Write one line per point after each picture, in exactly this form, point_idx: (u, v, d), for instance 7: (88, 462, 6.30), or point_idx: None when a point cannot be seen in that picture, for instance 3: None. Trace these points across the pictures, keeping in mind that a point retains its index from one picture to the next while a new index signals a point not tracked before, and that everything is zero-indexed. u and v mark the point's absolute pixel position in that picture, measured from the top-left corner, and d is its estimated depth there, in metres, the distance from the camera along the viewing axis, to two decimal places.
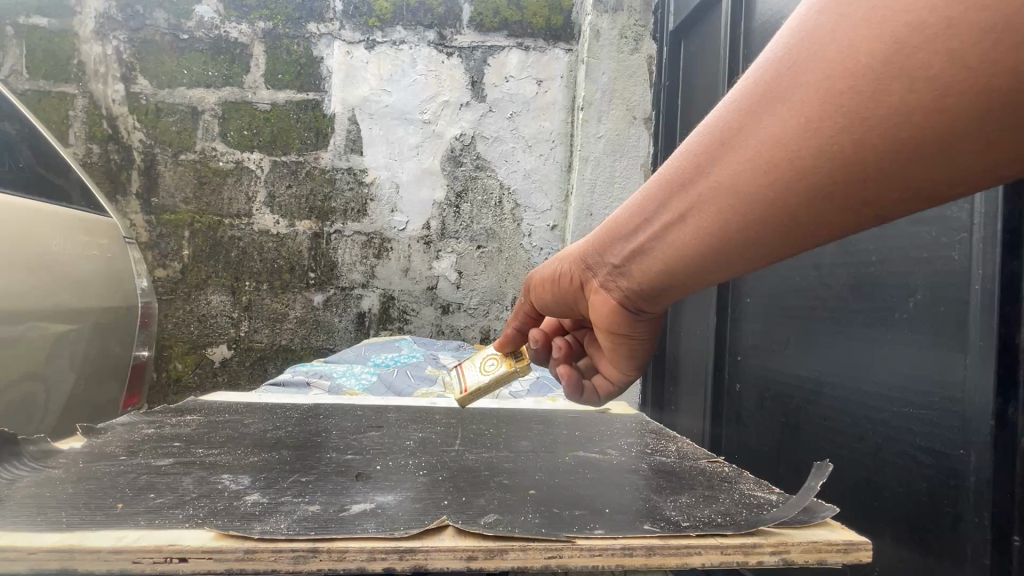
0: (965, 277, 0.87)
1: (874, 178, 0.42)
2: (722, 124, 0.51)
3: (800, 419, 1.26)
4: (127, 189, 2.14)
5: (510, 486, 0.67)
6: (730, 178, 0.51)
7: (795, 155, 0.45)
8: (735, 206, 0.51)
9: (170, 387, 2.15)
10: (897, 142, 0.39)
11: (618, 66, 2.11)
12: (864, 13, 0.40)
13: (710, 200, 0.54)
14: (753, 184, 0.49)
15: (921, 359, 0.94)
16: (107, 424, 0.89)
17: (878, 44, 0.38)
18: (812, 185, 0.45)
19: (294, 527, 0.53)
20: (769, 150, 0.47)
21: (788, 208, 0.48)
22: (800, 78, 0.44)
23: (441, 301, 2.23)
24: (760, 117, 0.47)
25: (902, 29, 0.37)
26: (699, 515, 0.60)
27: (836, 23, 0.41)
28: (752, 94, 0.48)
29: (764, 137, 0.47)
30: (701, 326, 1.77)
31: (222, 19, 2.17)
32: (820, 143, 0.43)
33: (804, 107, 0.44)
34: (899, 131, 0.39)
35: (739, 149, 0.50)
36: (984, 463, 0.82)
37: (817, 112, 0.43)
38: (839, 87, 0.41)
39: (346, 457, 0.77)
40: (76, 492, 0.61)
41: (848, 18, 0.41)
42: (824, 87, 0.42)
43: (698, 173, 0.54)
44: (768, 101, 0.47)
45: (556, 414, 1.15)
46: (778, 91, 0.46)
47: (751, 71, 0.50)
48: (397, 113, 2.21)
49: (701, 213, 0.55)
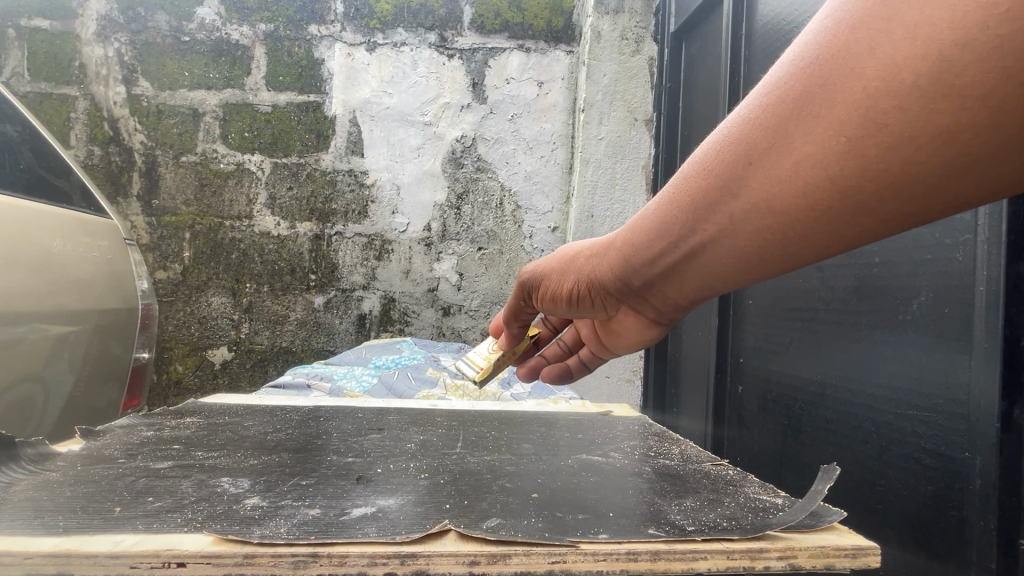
0: (969, 279, 0.86)
1: (910, 190, 0.42)
2: (744, 139, 0.50)
3: (804, 421, 1.25)
4: (127, 191, 2.14)
5: (513, 490, 0.67)
6: (760, 191, 0.50)
7: (833, 171, 0.44)
8: (765, 218, 0.51)
9: (170, 389, 2.15)
10: (940, 155, 0.40)
11: (619, 67, 2.10)
12: (905, 26, 0.38)
13: (737, 214, 0.53)
14: (786, 200, 0.48)
15: (925, 361, 0.93)
16: (106, 427, 0.89)
17: (922, 63, 0.37)
18: (850, 199, 0.45)
19: (295, 531, 0.53)
20: (803, 167, 0.46)
21: (824, 220, 0.48)
22: (833, 94, 0.43)
23: (442, 303, 2.22)
24: (790, 133, 0.46)
25: (948, 47, 0.36)
26: (704, 519, 0.59)
27: (871, 37, 0.40)
28: (778, 108, 0.47)
29: (796, 154, 0.46)
30: (702, 328, 1.77)
31: (223, 21, 2.17)
32: (859, 159, 0.43)
33: (840, 124, 0.43)
34: (942, 144, 0.39)
35: (769, 166, 0.48)
36: (989, 466, 0.81)
37: (856, 128, 0.42)
38: (881, 105, 0.40)
39: (347, 460, 0.76)
40: (74, 496, 0.61)
41: (885, 32, 0.39)
42: (862, 104, 0.41)
43: (723, 189, 0.53)
44: (797, 116, 0.45)
45: (558, 416, 1.15)
46: (807, 106, 0.45)
47: (770, 82, 0.48)
48: (397, 115, 2.20)
49: (727, 225, 0.55)
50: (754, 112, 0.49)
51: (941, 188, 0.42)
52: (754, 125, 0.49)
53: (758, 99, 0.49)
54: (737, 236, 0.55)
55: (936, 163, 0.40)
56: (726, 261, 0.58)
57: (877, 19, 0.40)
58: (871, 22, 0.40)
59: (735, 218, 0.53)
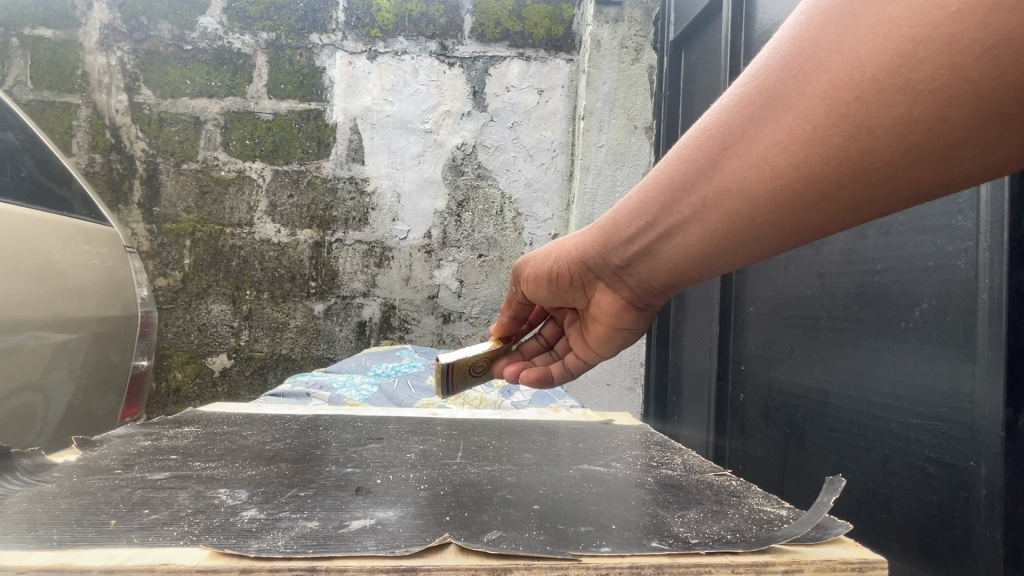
0: (972, 286, 0.86)
1: (875, 184, 0.42)
2: (719, 129, 0.50)
3: (806, 429, 1.24)
4: (129, 199, 2.14)
5: (514, 502, 0.66)
6: (730, 180, 0.50)
7: (798, 160, 0.44)
8: (734, 209, 0.51)
9: (169, 397, 2.14)
10: (899, 148, 0.39)
11: (619, 76, 2.11)
12: (870, 23, 0.38)
13: (711, 202, 0.53)
14: (754, 188, 0.48)
15: (929, 370, 0.93)
16: (103, 437, 0.88)
17: (883, 57, 0.38)
18: (816, 190, 0.45)
19: (293, 544, 0.52)
20: (769, 156, 0.46)
21: (790, 211, 0.48)
22: (802, 85, 0.43)
23: (442, 310, 2.22)
24: (761, 121, 0.46)
25: (903, 44, 0.37)
26: (708, 532, 0.58)
27: (838, 32, 0.40)
28: (752, 99, 0.47)
29: (764, 143, 0.46)
30: (703, 335, 1.76)
31: (226, 30, 2.19)
32: (822, 149, 0.43)
33: (807, 114, 0.43)
34: (900, 136, 0.39)
35: (739, 154, 0.48)
36: (994, 475, 0.80)
37: (821, 118, 0.42)
38: (844, 97, 0.40)
39: (346, 471, 0.76)
40: (69, 508, 0.60)
41: (851, 28, 0.39)
42: (827, 95, 0.41)
43: (698, 175, 0.53)
44: (768, 106, 0.46)
45: (558, 425, 1.14)
46: (778, 96, 0.45)
47: (749, 76, 0.48)
48: (398, 122, 2.21)
49: (701, 213, 0.54)
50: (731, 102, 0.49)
51: (899, 182, 0.41)
52: (730, 114, 0.49)
53: (737, 90, 0.49)
54: (708, 225, 0.54)
55: (897, 156, 0.40)
56: (697, 250, 0.58)
57: (845, 17, 0.40)
58: (839, 18, 0.40)
59: (706, 204, 0.53)
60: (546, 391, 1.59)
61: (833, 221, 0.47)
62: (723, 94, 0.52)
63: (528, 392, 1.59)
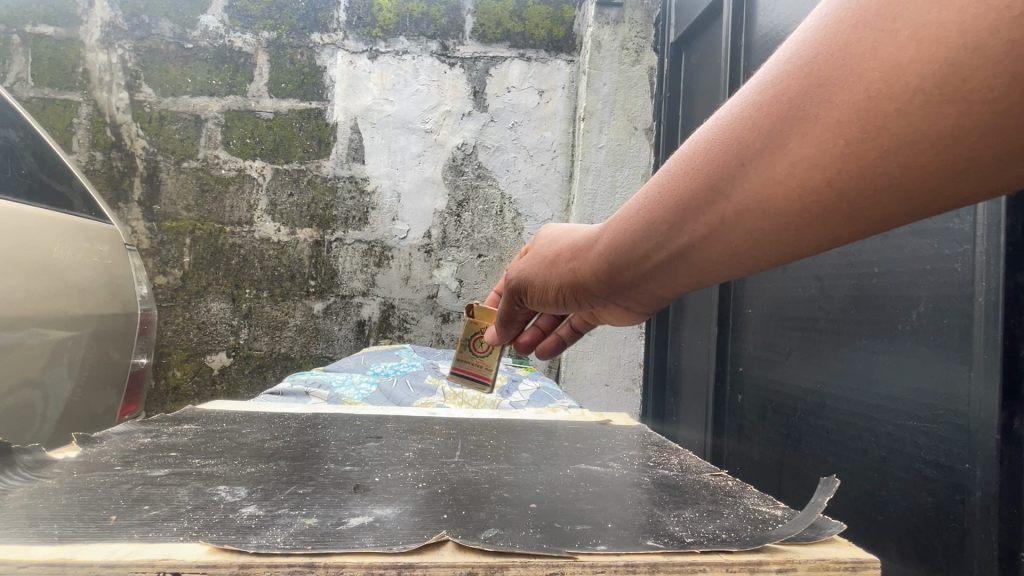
0: (969, 289, 0.86)
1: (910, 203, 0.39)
2: (732, 140, 0.46)
3: (803, 431, 1.24)
4: (129, 196, 2.14)
5: (511, 500, 0.66)
6: (747, 198, 0.46)
7: (829, 176, 0.40)
8: (752, 226, 0.47)
9: (168, 395, 2.13)
10: (942, 163, 0.36)
11: (620, 77, 2.12)
12: (911, 27, 0.34)
13: (725, 221, 0.49)
14: (776, 204, 0.44)
15: (926, 372, 0.93)
16: (102, 434, 0.88)
17: (927, 66, 0.34)
18: (843, 205, 0.41)
19: (291, 541, 0.52)
20: (794, 172, 0.42)
21: (811, 225, 0.44)
22: (829, 96, 0.39)
23: (441, 309, 2.22)
24: (783, 135, 0.42)
25: (955, 51, 0.33)
26: (703, 532, 0.59)
27: (873, 38, 0.36)
28: (770, 110, 0.43)
29: (789, 160, 0.42)
30: (702, 337, 1.76)
31: (227, 28, 2.19)
32: (854, 166, 0.39)
33: (836, 128, 0.39)
34: (944, 152, 0.35)
35: (758, 168, 0.44)
36: (990, 478, 0.81)
37: (854, 133, 0.38)
38: (882, 109, 0.36)
39: (345, 469, 0.76)
40: (69, 504, 0.61)
41: (890, 33, 0.35)
42: (861, 108, 0.37)
43: (708, 193, 0.49)
44: (790, 118, 0.41)
45: (556, 425, 1.15)
46: (801, 108, 0.41)
47: (760, 81, 0.44)
48: (399, 122, 2.22)
49: (713, 232, 0.50)
50: (744, 113, 0.45)
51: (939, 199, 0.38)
52: (743, 127, 0.45)
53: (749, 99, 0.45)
54: (720, 240, 0.51)
55: (940, 171, 0.36)
56: (708, 266, 0.55)
57: (880, 18, 0.36)
58: (874, 21, 0.36)
59: (719, 222, 0.49)
60: (545, 391, 1.60)
61: (857, 235, 0.43)
62: (730, 101, 0.48)
63: (526, 392, 1.59)
